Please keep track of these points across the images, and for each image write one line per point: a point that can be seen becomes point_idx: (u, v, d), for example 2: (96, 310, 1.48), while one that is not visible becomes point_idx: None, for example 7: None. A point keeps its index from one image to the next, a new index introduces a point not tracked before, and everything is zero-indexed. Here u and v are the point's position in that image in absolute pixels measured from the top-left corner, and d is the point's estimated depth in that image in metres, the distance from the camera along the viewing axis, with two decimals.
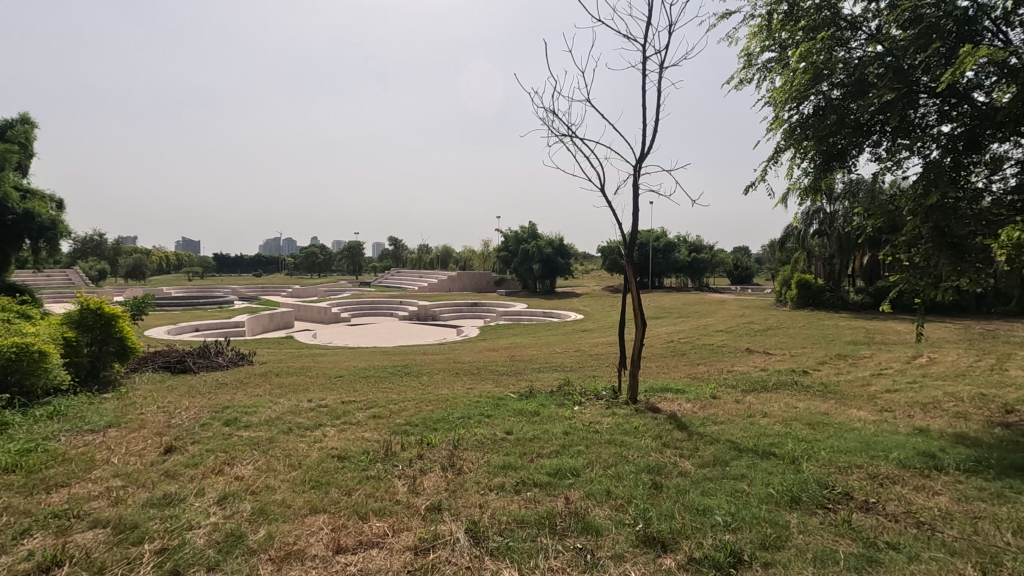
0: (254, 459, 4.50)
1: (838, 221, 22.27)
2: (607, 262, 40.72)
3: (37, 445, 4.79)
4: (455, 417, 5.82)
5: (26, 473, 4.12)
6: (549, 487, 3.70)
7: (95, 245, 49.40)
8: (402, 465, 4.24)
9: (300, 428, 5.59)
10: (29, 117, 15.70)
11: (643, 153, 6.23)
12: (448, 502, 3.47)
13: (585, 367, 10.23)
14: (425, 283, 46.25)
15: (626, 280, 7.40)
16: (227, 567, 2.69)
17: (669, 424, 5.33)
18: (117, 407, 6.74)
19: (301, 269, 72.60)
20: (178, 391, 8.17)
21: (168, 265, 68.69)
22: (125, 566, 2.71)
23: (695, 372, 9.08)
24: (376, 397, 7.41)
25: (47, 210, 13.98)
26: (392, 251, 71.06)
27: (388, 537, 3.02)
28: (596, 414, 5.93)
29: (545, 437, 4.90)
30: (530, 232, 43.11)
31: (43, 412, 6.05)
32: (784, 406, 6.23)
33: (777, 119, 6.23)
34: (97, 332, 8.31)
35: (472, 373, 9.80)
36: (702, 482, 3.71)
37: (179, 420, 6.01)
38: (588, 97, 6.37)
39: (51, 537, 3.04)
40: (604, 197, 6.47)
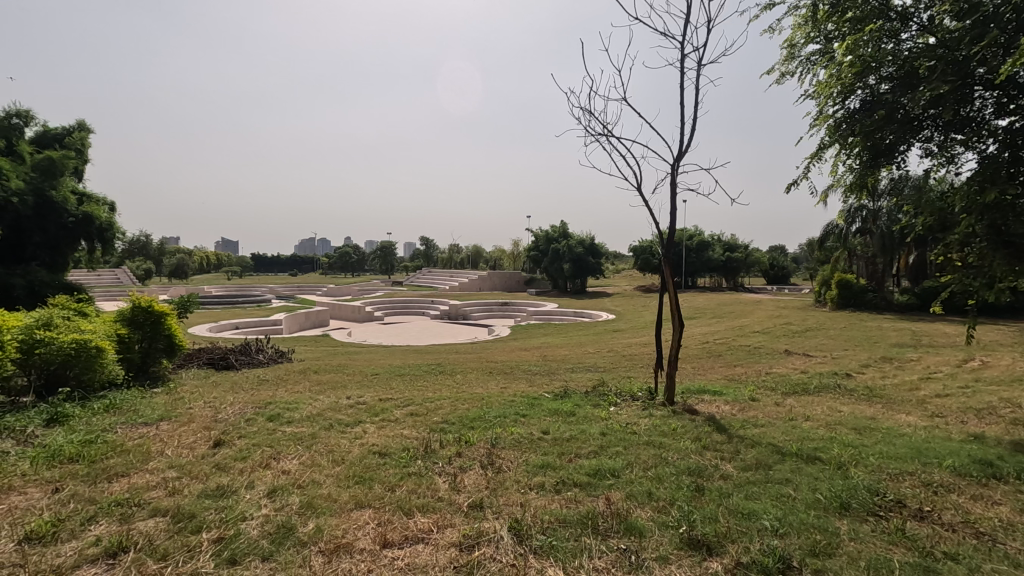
0: (299, 454, 4.63)
1: (882, 219, 21.54)
2: (639, 261, 40.35)
3: (98, 437, 5.06)
4: (491, 416, 5.86)
5: (88, 463, 4.36)
6: (589, 487, 3.70)
7: (143, 245, 51.50)
8: (441, 463, 4.31)
9: (341, 425, 5.73)
10: (86, 123, 16.47)
11: (681, 152, 6.22)
12: (490, 500, 3.52)
13: (620, 368, 10.15)
14: (456, 283, 46.58)
15: (662, 280, 7.31)
16: (280, 558, 2.79)
17: (708, 426, 5.27)
18: (166, 402, 7.03)
19: (335, 268, 74.07)
20: (223, 387, 8.46)
21: (209, 265, 71.15)
22: (186, 554, 2.84)
23: (733, 374, 8.91)
24: (412, 395, 7.53)
25: (103, 212, 14.69)
26: (423, 251, 71.92)
27: (433, 533, 3.08)
28: (633, 415, 5.88)
29: (582, 437, 4.90)
30: (561, 232, 43.15)
31: (101, 405, 6.36)
32: (827, 410, 6.07)
33: (822, 114, 6.05)
34: (147, 329, 8.68)
35: (505, 373, 9.83)
36: (745, 486, 3.65)
37: (225, 415, 6.23)
38: (624, 97, 6.33)
39: (115, 525, 3.21)
40: (640, 197, 6.46)
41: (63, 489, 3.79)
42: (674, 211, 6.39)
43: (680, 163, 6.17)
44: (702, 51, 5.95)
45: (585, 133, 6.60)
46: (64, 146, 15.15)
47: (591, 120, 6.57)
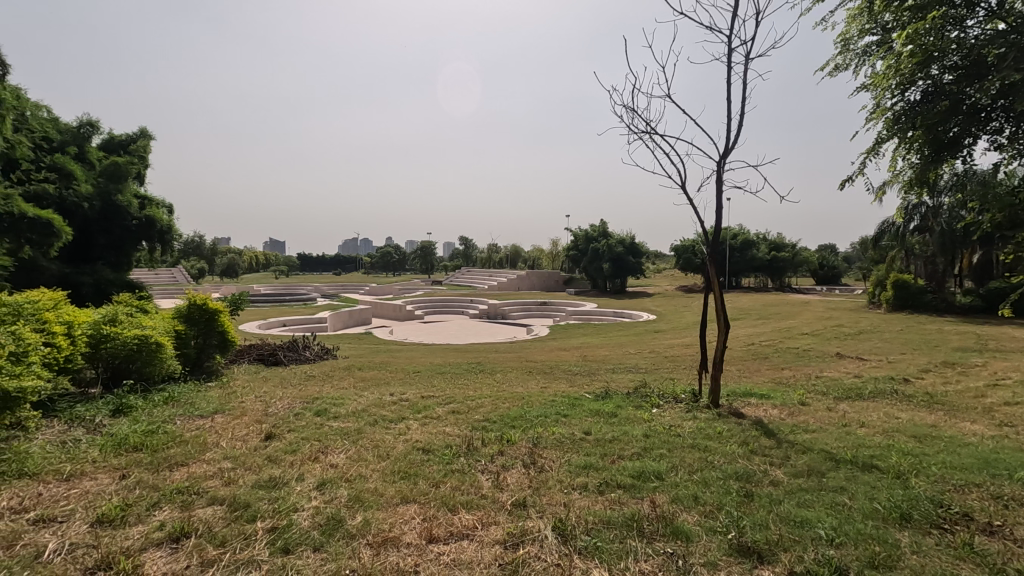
0: (346, 448, 4.76)
1: (943, 216, 20.46)
2: (681, 261, 39.58)
3: (159, 427, 5.33)
4: (532, 416, 5.86)
5: (151, 452, 4.60)
6: (633, 489, 3.66)
7: (196, 246, 53.83)
8: (484, 461, 4.34)
9: (385, 421, 5.86)
10: (148, 131, 17.31)
11: (727, 148, 6.08)
12: (533, 499, 3.53)
13: (662, 369, 9.96)
14: (494, 282, 46.72)
15: (707, 280, 7.14)
16: (330, 549, 2.87)
17: (755, 430, 5.12)
18: (220, 395, 7.34)
19: (376, 268, 75.71)
20: (272, 382, 8.78)
21: (258, 265, 73.88)
22: (243, 541, 2.96)
23: (781, 377, 8.61)
24: (454, 393, 7.61)
25: (163, 215, 15.42)
26: (462, 251, 72.62)
27: (477, 530, 3.10)
28: (676, 417, 5.77)
29: (625, 438, 4.85)
30: (600, 232, 42.84)
31: (161, 398, 6.69)
32: (884, 416, 5.80)
33: (879, 107, 5.79)
34: (203, 325, 9.08)
35: (545, 372, 9.79)
36: (797, 493, 3.53)
37: (275, 409, 6.47)
38: (669, 93, 6.23)
39: (177, 511, 3.38)
40: (684, 195, 6.35)
41: (129, 476, 4.01)
42: (720, 209, 6.25)
43: (726, 160, 6.03)
44: (749, 46, 5.87)
45: (628, 131, 6.54)
46: (128, 152, 16.02)
47: (634, 118, 6.44)
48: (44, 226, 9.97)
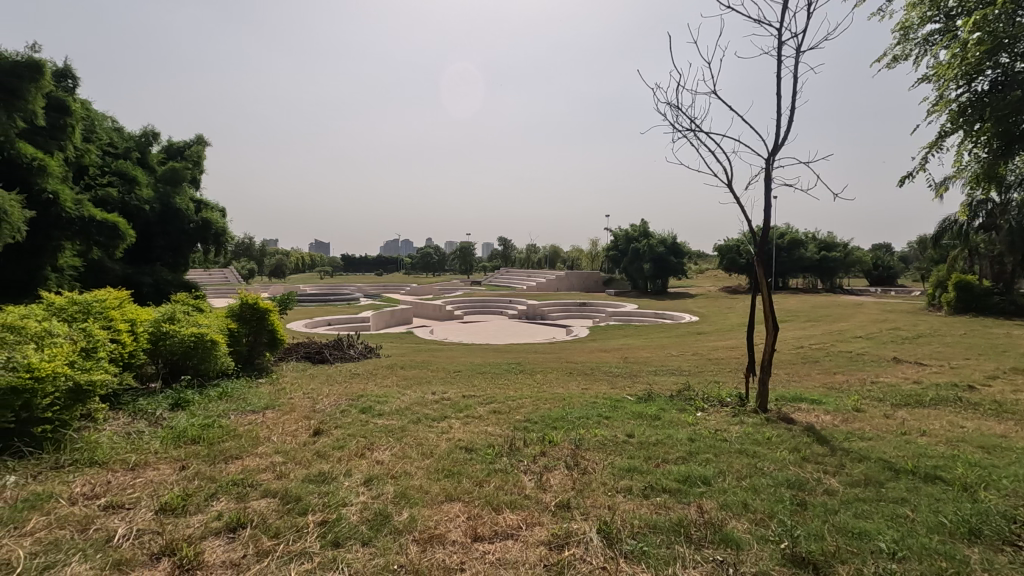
0: (391, 445, 4.85)
1: (1012, 212, 19.20)
2: (725, 261, 38.59)
3: (215, 421, 5.57)
4: (574, 417, 5.83)
5: (208, 444, 4.82)
6: (679, 494, 3.58)
7: (247, 247, 56.05)
8: (527, 461, 4.34)
9: (428, 419, 5.95)
10: (204, 138, 18.12)
11: (777, 145, 5.89)
12: (576, 501, 3.50)
13: (706, 372, 9.73)
14: (533, 283, 46.79)
15: (754, 280, 6.93)
16: (379, 544, 2.94)
17: (807, 436, 4.93)
18: (271, 392, 7.61)
19: (417, 268, 76.96)
20: (318, 379, 9.06)
21: (304, 266, 76.30)
22: (295, 533, 3.05)
23: (833, 382, 8.29)
24: (494, 393, 7.66)
25: (217, 218, 16.11)
26: (501, 252, 72.93)
27: (522, 530, 3.11)
28: (722, 421, 5.62)
29: (669, 442, 4.76)
30: (641, 232, 42.32)
31: (216, 393, 7.00)
32: (947, 425, 5.49)
33: (942, 99, 5.50)
34: (254, 324, 9.44)
35: (585, 373, 9.73)
36: (852, 503, 3.39)
37: (322, 405, 6.66)
38: (714, 89, 6.09)
39: (233, 502, 3.52)
40: (731, 192, 6.19)
41: (188, 467, 4.21)
42: (769, 207, 6.06)
43: (776, 157, 5.84)
44: (800, 38, 5.65)
45: (671, 129, 6.29)
46: (185, 158, 16.80)
47: (678, 115, 6.31)
48: (111, 230, 10.54)
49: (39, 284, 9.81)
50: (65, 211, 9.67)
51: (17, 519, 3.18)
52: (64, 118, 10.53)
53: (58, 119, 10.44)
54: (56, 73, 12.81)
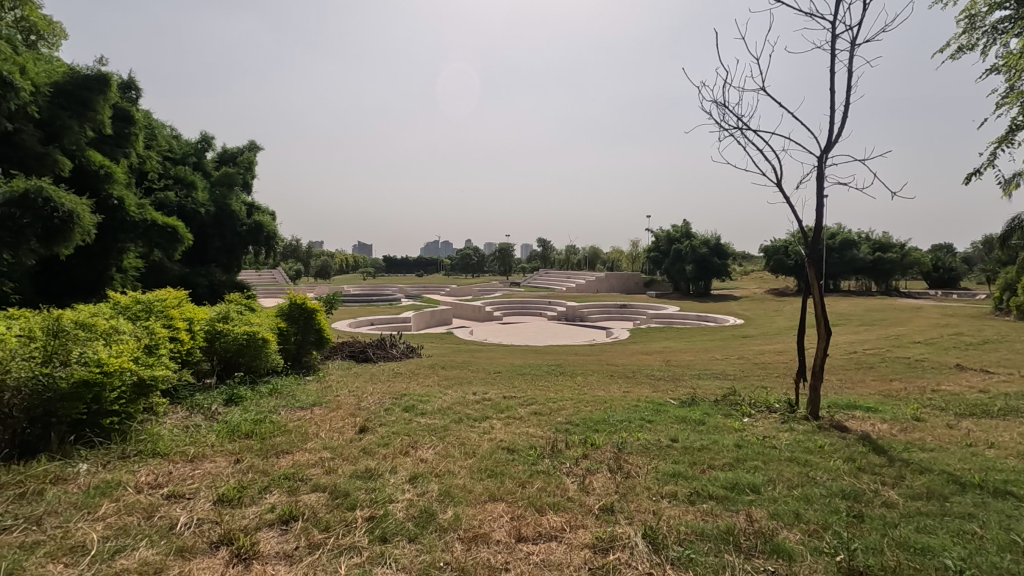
0: (434, 444, 4.92)
1: None
2: (771, 263, 37.42)
3: (266, 417, 5.78)
4: (616, 420, 5.77)
5: (260, 439, 5.01)
6: (727, 502, 3.50)
7: (294, 249, 57.99)
8: (569, 463, 4.32)
9: (470, 419, 6.00)
10: (256, 144, 18.86)
11: (829, 142, 5.69)
12: (620, 505, 3.47)
13: (752, 377, 9.45)
14: (573, 284, 46.61)
15: (805, 283, 6.69)
16: (424, 541, 2.99)
17: (862, 446, 4.72)
18: (318, 389, 7.84)
19: (457, 269, 77.84)
20: (362, 378, 9.28)
21: (348, 267, 78.34)
22: (344, 528, 3.14)
23: (890, 390, 7.90)
24: (535, 394, 7.66)
25: (267, 221, 16.70)
26: (541, 253, 72.90)
27: (566, 532, 3.10)
28: (771, 428, 5.44)
29: (715, 448, 4.65)
30: (683, 232, 41.55)
31: (267, 389, 7.27)
32: (1018, 437, 5.15)
33: (1012, 91, 5.19)
34: (301, 323, 9.75)
35: (627, 376, 9.61)
36: (914, 517, 3.22)
37: (367, 403, 6.82)
38: (763, 86, 5.93)
39: (285, 495, 3.65)
40: (780, 192, 6.00)
41: (243, 460, 4.39)
42: (821, 207, 5.84)
43: (828, 154, 5.64)
44: (855, 31, 5.44)
45: (717, 128, 6.14)
46: (238, 163, 17.50)
47: (724, 113, 6.16)
48: (171, 233, 11.06)
49: (106, 283, 10.34)
50: (130, 215, 10.08)
51: (90, 504, 3.39)
52: (129, 127, 11.09)
53: (125, 128, 10.99)
54: (121, 84, 13.57)
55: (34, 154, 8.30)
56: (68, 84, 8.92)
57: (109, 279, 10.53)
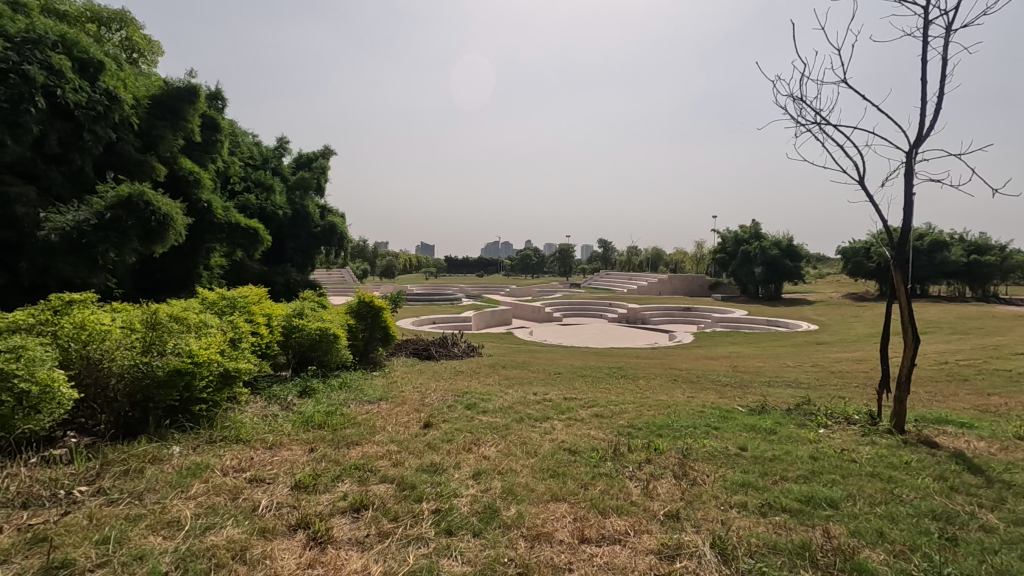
0: (496, 442, 4.98)
1: None
2: (850, 266, 35.29)
3: (337, 409, 6.06)
4: (680, 425, 5.62)
5: (332, 430, 5.25)
6: (801, 515, 3.33)
7: (361, 249, 60.40)
8: (632, 467, 4.26)
9: (531, 419, 6.05)
10: (330, 149, 19.81)
11: (919, 137, 5.30)
12: (686, 512, 3.38)
13: (829, 386, 8.93)
14: (634, 285, 45.87)
15: (890, 287, 6.24)
16: (488, 536, 3.03)
17: (955, 464, 4.36)
18: (383, 384, 8.13)
19: (517, 270, 78.34)
20: (425, 375, 9.54)
21: (412, 267, 80.66)
22: (412, 518, 3.25)
23: (988, 404, 7.23)
24: (596, 396, 7.59)
25: (339, 222, 17.47)
26: (601, 254, 72.09)
27: (630, 536, 3.07)
28: (850, 440, 5.12)
29: (788, 458, 4.45)
30: (753, 232, 39.92)
31: (337, 383, 7.62)
32: None
33: None
34: (369, 320, 10.11)
35: (691, 381, 9.32)
36: (1018, 544, 2.95)
37: (431, 400, 7.00)
38: (844, 78, 5.60)
39: (356, 484, 3.81)
40: (863, 189, 5.65)
41: (317, 449, 4.63)
42: (910, 205, 5.44)
43: (918, 149, 5.26)
44: (951, 14, 5.04)
45: (793, 123, 5.92)
46: (312, 168, 18.43)
47: (801, 108, 5.88)
48: (252, 234, 11.81)
49: (195, 280, 11.17)
50: (216, 217, 10.87)
51: (183, 483, 3.68)
52: (215, 135, 11.90)
53: (212, 136, 11.83)
54: (210, 95, 14.63)
55: (133, 161, 9.09)
56: (163, 95, 9.64)
57: (197, 277, 11.33)
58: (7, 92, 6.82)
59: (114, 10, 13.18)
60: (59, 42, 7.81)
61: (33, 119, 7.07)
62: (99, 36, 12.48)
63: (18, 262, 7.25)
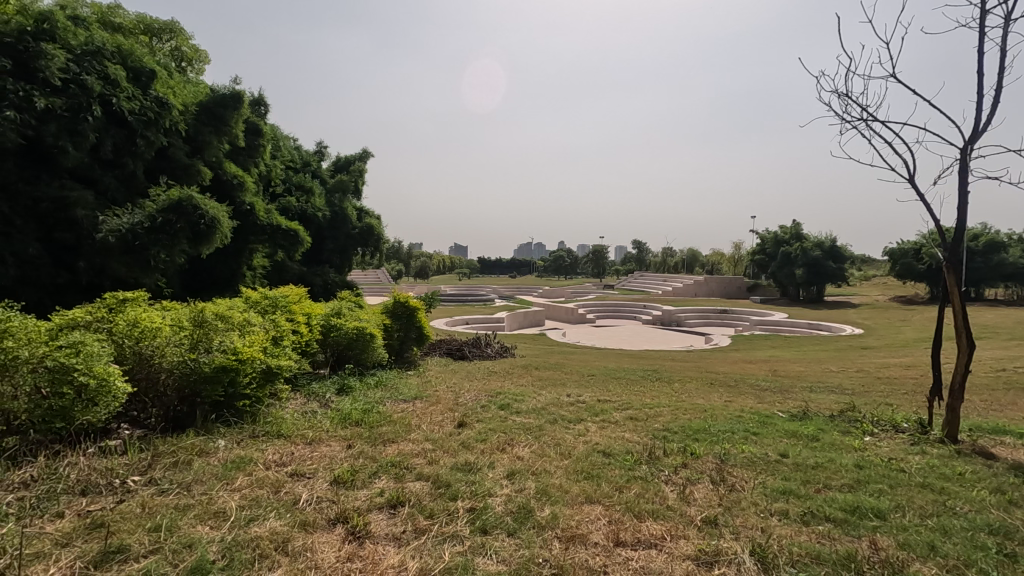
0: (529, 443, 4.99)
1: None
2: (898, 268, 33.86)
3: (373, 407, 6.17)
4: (717, 430, 5.51)
5: (368, 427, 5.35)
6: (847, 526, 3.22)
7: (396, 250, 61.33)
8: (668, 471, 4.20)
9: (565, 420, 6.03)
10: (367, 152, 20.22)
11: (975, 132, 5.05)
12: (725, 518, 3.31)
13: (875, 392, 8.59)
14: (669, 287, 45.14)
15: (943, 289, 5.96)
16: (523, 536, 3.04)
17: (1013, 477, 4.14)
18: (418, 383, 8.24)
19: (550, 271, 78.14)
20: (459, 374, 9.62)
21: (445, 267, 81.43)
22: (448, 516, 3.28)
23: None
24: (630, 399, 7.51)
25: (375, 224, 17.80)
26: (636, 255, 71.21)
27: (666, 541, 3.03)
28: (898, 450, 4.92)
29: (831, 467, 4.30)
30: (794, 233, 38.75)
31: (373, 381, 7.76)
32: None
33: None
34: (404, 320, 10.26)
35: (729, 385, 9.10)
36: None
37: (464, 399, 7.05)
38: (894, 73, 5.40)
39: (392, 481, 3.88)
40: (913, 187, 5.41)
41: (354, 446, 4.72)
42: (965, 203, 5.19)
43: (973, 146, 5.02)
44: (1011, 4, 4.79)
45: (838, 120, 5.72)
46: (350, 171, 18.84)
47: (847, 105, 5.68)
48: (293, 236, 12.15)
49: (239, 280, 11.54)
50: (258, 219, 11.24)
51: (228, 476, 3.81)
52: (258, 139, 12.29)
53: (255, 140, 12.23)
54: (253, 101, 15.13)
55: (181, 165, 9.48)
56: (210, 102, 10.02)
57: (241, 277, 11.71)
58: (68, 101, 7.25)
59: (164, 21, 13.82)
60: (115, 53, 8.22)
61: (91, 126, 7.47)
62: (152, 47, 13.10)
63: (76, 262, 7.62)
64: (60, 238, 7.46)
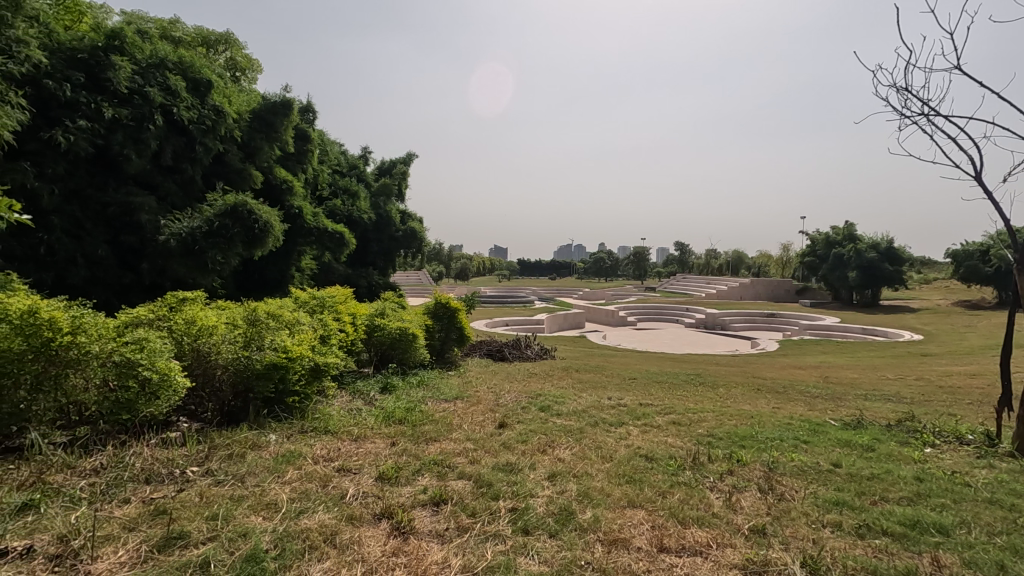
0: (571, 445, 4.98)
1: None
2: (962, 270, 31.95)
3: (416, 406, 6.28)
4: (764, 437, 5.34)
5: (411, 426, 5.45)
6: (906, 540, 3.07)
7: (437, 251, 62.20)
8: (713, 478, 4.10)
9: (606, 423, 5.97)
10: (410, 155, 20.59)
11: None
12: (773, 528, 3.21)
13: (936, 401, 8.15)
14: (712, 289, 44.05)
15: (1012, 293, 5.60)
16: (565, 538, 3.04)
17: None
18: (459, 383, 8.33)
19: (590, 273, 77.52)
20: (499, 375, 9.67)
21: (485, 269, 82.00)
22: (490, 515, 3.31)
23: None
24: (673, 403, 7.38)
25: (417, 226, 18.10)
26: (678, 256, 69.78)
27: (712, 549, 2.96)
28: (963, 462, 4.64)
29: (888, 478, 4.10)
30: (847, 233, 37.11)
31: (415, 380, 7.91)
32: None
33: None
34: (445, 321, 10.39)
35: (777, 391, 8.80)
36: None
37: (505, 400, 7.09)
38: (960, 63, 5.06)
39: (435, 479, 3.94)
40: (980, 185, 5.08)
41: (398, 443, 4.82)
42: None
43: None
44: None
45: (897, 115, 5.41)
46: (393, 174, 19.22)
47: (907, 98, 5.36)
48: (339, 239, 12.50)
49: (289, 281, 11.95)
50: (306, 222, 11.64)
51: (280, 469, 3.96)
52: (307, 145, 12.72)
53: (303, 145, 12.65)
54: (301, 108, 15.65)
55: (235, 171, 9.90)
56: (262, 110, 10.44)
57: (290, 278, 12.11)
58: (134, 111, 7.72)
59: (219, 33, 14.49)
60: (176, 65, 8.68)
61: (154, 135, 7.89)
62: (209, 58, 13.76)
63: (140, 264, 8.06)
64: (125, 241, 7.91)
